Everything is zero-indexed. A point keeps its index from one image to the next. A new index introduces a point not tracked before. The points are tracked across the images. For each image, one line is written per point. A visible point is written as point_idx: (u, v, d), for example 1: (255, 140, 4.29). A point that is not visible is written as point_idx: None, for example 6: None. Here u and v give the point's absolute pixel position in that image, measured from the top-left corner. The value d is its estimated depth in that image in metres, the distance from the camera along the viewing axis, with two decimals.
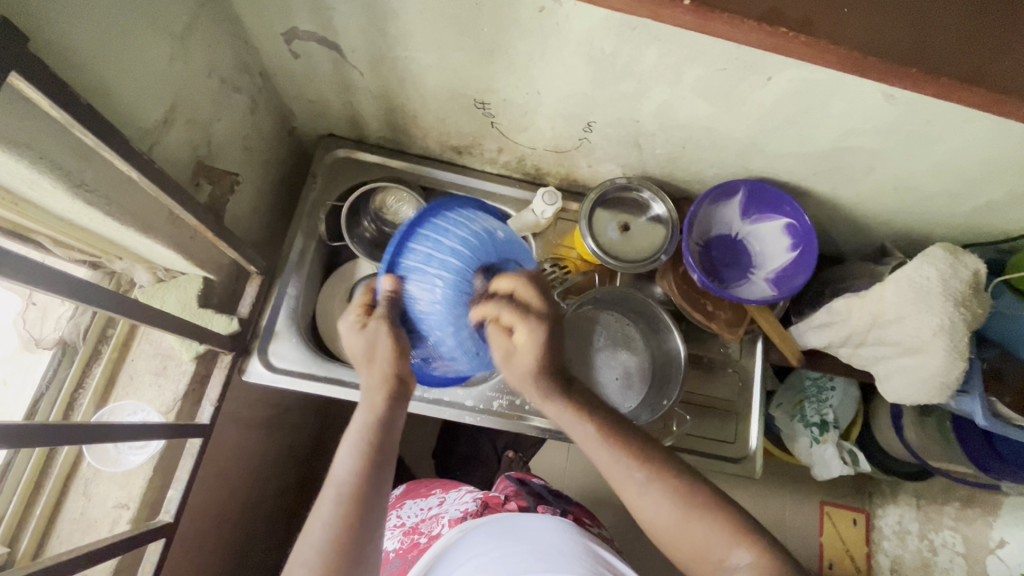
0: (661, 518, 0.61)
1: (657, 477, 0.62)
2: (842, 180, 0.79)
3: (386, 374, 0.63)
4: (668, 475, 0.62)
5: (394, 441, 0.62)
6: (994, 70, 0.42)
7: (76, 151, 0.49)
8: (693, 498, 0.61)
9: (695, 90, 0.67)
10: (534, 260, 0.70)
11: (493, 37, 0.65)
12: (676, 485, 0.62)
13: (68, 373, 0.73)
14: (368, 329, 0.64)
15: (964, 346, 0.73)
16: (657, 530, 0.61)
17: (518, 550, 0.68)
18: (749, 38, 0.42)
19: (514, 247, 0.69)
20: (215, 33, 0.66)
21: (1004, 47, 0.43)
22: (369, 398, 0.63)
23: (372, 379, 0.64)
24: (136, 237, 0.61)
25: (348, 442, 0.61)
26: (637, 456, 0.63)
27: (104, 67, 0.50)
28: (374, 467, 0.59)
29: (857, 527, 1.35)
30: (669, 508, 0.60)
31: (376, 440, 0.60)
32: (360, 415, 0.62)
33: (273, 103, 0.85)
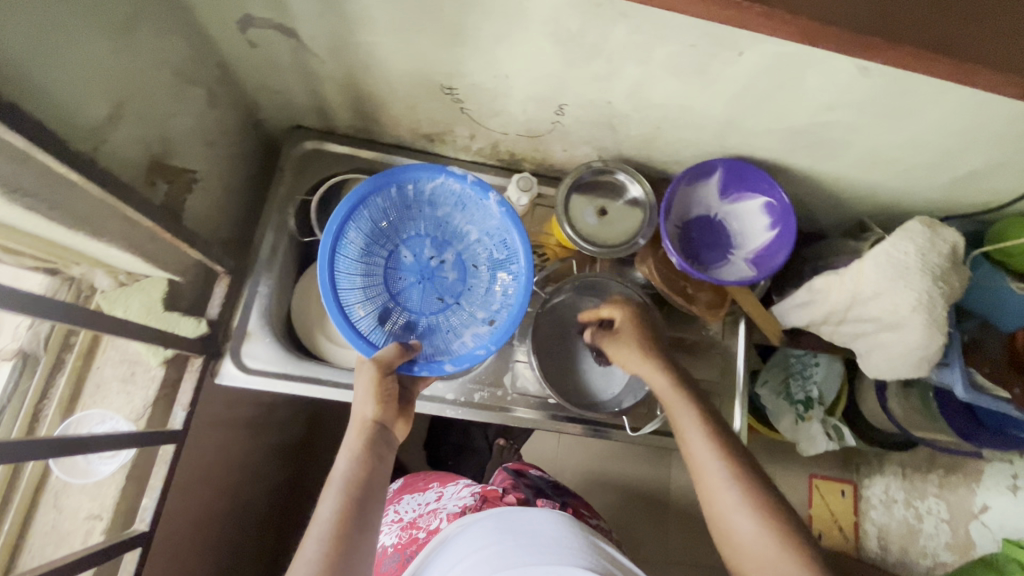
0: (733, 519, 0.64)
1: (742, 480, 0.66)
2: (820, 156, 0.78)
3: (367, 417, 0.68)
4: (745, 481, 0.66)
5: (378, 486, 0.64)
6: (962, 38, 0.41)
7: (9, 153, 0.46)
8: (766, 506, 0.64)
9: (666, 68, 0.65)
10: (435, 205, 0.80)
11: (455, 19, 0.62)
12: (751, 489, 0.65)
13: (31, 384, 0.70)
14: (359, 372, 0.71)
15: (943, 320, 0.73)
16: (722, 530, 0.65)
17: (519, 544, 0.67)
18: (714, 14, 0.40)
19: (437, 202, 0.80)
20: (164, 23, 0.63)
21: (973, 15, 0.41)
22: (349, 442, 0.66)
23: (356, 423, 0.68)
24: (88, 241, 0.59)
25: (333, 480, 0.63)
26: (727, 455, 0.68)
27: (38, 63, 0.47)
28: (355, 503, 0.60)
29: (845, 499, 1.38)
30: (739, 506, 0.64)
31: (357, 477, 0.62)
32: (342, 458, 0.64)
33: (234, 95, 0.82)
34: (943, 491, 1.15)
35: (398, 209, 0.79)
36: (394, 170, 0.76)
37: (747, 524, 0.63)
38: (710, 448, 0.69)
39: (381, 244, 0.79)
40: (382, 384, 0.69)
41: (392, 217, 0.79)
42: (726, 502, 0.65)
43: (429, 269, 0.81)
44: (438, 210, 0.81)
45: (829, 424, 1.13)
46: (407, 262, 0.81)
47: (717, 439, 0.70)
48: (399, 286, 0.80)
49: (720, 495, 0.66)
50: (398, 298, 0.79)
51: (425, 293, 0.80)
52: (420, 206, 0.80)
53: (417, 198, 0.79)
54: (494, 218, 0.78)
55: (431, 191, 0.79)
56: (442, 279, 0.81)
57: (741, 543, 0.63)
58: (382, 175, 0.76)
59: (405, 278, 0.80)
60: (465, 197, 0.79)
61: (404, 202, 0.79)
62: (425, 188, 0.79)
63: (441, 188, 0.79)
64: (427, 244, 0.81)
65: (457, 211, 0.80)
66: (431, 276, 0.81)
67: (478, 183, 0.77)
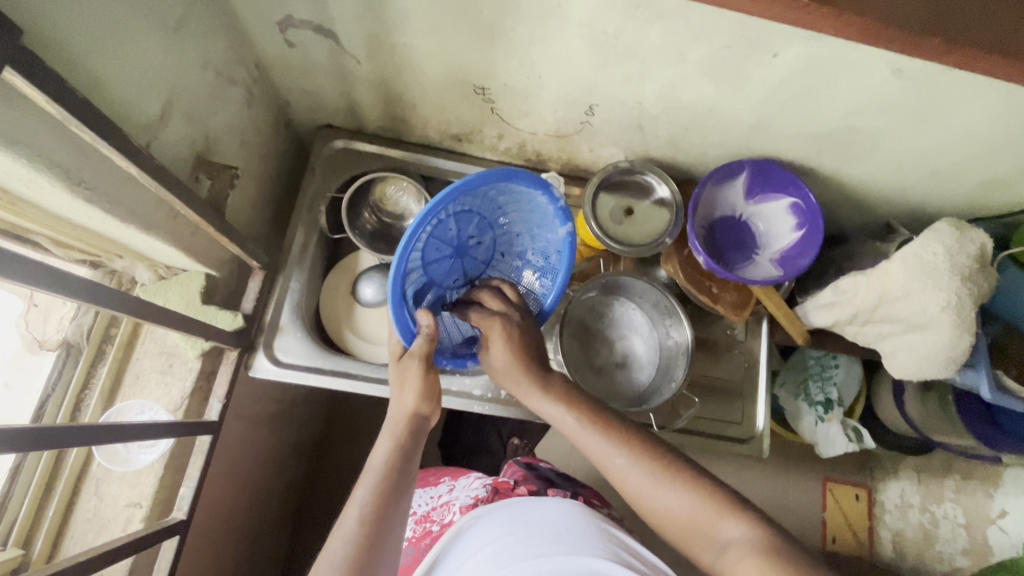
0: (656, 498, 0.62)
1: (640, 458, 0.64)
2: (847, 158, 0.79)
3: (408, 409, 0.68)
4: (648, 457, 0.64)
5: (411, 474, 0.65)
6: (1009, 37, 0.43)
7: (73, 148, 0.48)
8: (675, 473, 0.62)
9: (699, 69, 0.66)
10: (500, 197, 0.71)
11: (492, 21, 0.64)
12: (656, 464, 0.63)
13: (74, 373, 0.73)
14: (403, 361, 0.70)
15: (971, 321, 0.74)
16: (654, 513, 0.62)
17: (532, 534, 0.68)
18: (773, 14, 0.41)
19: (507, 196, 0.71)
20: (209, 23, 0.64)
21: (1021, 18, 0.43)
22: (392, 429, 0.67)
23: (398, 413, 0.69)
24: (137, 235, 0.60)
25: (372, 463, 0.64)
26: (617, 439, 0.65)
27: (101, 61, 0.49)
28: (392, 488, 0.62)
29: (859, 504, 1.37)
30: (656, 483, 0.62)
31: (395, 463, 0.64)
32: (382, 443, 0.66)
33: (269, 94, 0.83)
34: (962, 496, 1.15)
35: (477, 193, 0.67)
36: (510, 172, 0.65)
37: (676, 500, 0.61)
38: (579, 426, 0.67)
39: (440, 218, 0.66)
40: (427, 377, 0.69)
41: (464, 195, 0.67)
42: (639, 484, 0.63)
43: (463, 243, 0.74)
44: (506, 199, 0.72)
45: (848, 426, 1.12)
46: (447, 236, 0.71)
47: (600, 424, 0.67)
48: (432, 255, 0.71)
49: (629, 478, 0.63)
50: (426, 270, 0.72)
51: (452, 268, 0.75)
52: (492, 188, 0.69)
53: (501, 188, 0.69)
54: (556, 238, 0.77)
55: (514, 188, 0.70)
56: (470, 257, 0.76)
57: (674, 519, 0.61)
58: (496, 175, 0.65)
59: (440, 249, 0.71)
60: (534, 202, 0.74)
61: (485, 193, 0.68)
62: (515, 186, 0.69)
63: (526, 194, 0.72)
64: (473, 222, 0.72)
65: (524, 210, 0.75)
66: (462, 250, 0.75)
67: (565, 212, 0.73)
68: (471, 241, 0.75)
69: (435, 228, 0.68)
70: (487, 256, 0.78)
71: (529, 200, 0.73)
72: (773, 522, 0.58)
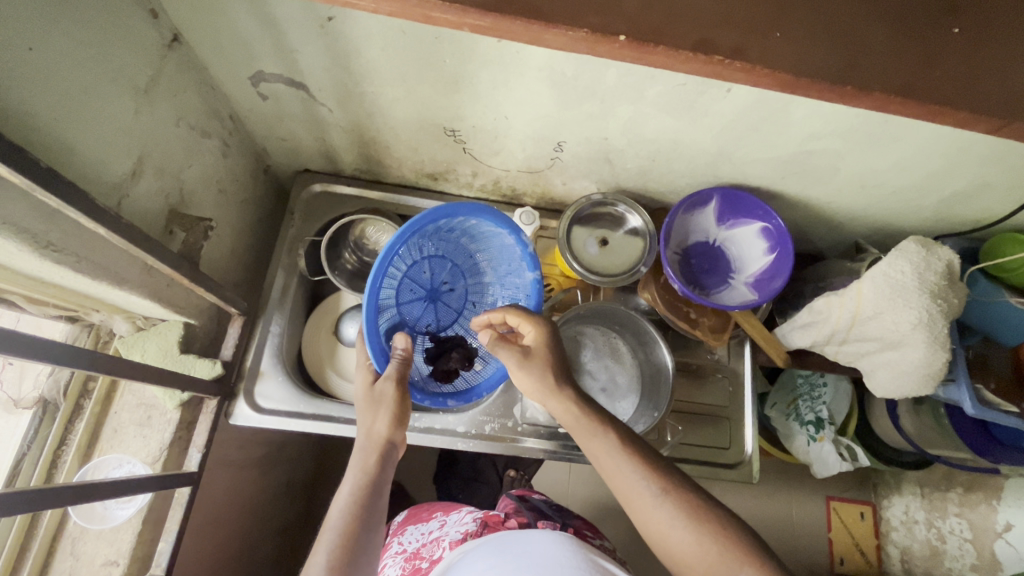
0: (677, 538, 0.56)
1: (671, 491, 0.59)
2: (812, 182, 0.81)
3: (379, 435, 0.67)
4: (678, 492, 0.58)
5: (382, 498, 0.63)
6: (986, 84, 0.36)
7: (41, 214, 0.49)
8: (701, 517, 0.57)
9: (657, 105, 0.68)
10: (470, 245, 0.80)
11: (455, 68, 0.66)
12: (686, 502, 0.58)
13: (51, 431, 0.73)
14: (378, 389, 0.71)
15: (945, 337, 0.74)
16: (669, 552, 0.57)
17: (518, 565, 0.67)
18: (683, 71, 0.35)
19: (477, 241, 0.80)
20: (181, 82, 0.66)
21: (978, 44, 0.36)
22: (361, 459, 0.65)
23: (368, 441, 0.67)
24: (110, 290, 0.61)
25: (339, 501, 0.61)
26: (650, 470, 0.60)
27: (68, 129, 0.51)
28: (361, 529, 0.58)
29: (864, 522, 1.34)
30: (681, 522, 0.56)
31: (365, 497, 0.61)
32: (350, 476, 0.63)
33: (245, 144, 0.85)
34: (965, 510, 1.11)
35: (447, 233, 0.76)
36: (482, 212, 0.73)
37: (698, 544, 0.55)
38: (618, 456, 0.61)
39: (415, 254, 0.74)
40: (396, 402, 0.70)
41: (436, 233, 0.75)
42: (662, 522, 0.57)
43: (436, 288, 0.81)
44: (475, 244, 0.80)
45: (841, 444, 1.11)
46: (422, 277, 0.78)
47: (634, 454, 0.61)
48: (406, 296, 0.78)
49: (653, 515, 0.58)
50: (399, 307, 0.77)
51: (425, 312, 0.81)
52: (464, 233, 0.78)
53: (471, 228, 0.77)
54: (524, 281, 0.80)
55: (482, 231, 0.77)
56: (443, 304, 0.82)
57: (691, 563, 0.56)
58: (468, 210, 0.72)
59: (415, 290, 0.78)
60: (500, 245, 0.80)
61: (456, 233, 0.77)
62: (483, 228, 0.77)
63: (493, 236, 0.79)
64: (446, 268, 0.80)
65: (494, 257, 0.81)
66: (435, 294, 0.81)
67: (531, 257, 0.77)
68: (444, 286, 0.81)
69: (411, 266, 0.75)
70: (460, 303, 0.83)
71: (495, 244, 0.79)
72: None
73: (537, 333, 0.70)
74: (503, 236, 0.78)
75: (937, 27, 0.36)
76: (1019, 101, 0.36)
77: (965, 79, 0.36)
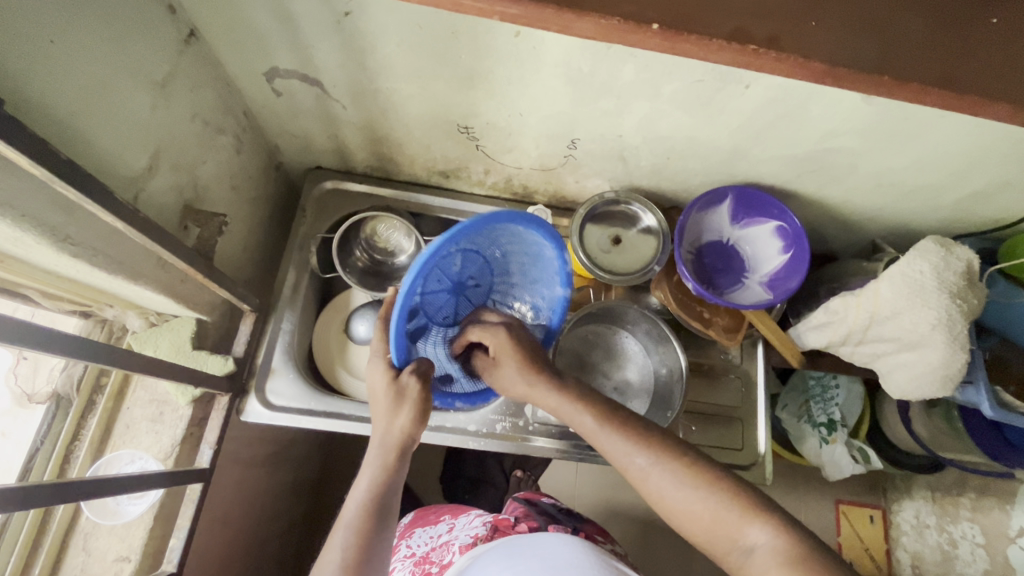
0: (680, 501, 0.56)
1: (664, 458, 0.58)
2: (829, 181, 0.80)
3: (399, 436, 0.65)
4: (672, 455, 0.58)
5: (397, 495, 0.63)
6: (1022, 76, 0.35)
7: (59, 206, 0.49)
8: (697, 476, 0.56)
9: (673, 101, 0.67)
10: (510, 245, 0.69)
11: (471, 64, 0.66)
12: (680, 464, 0.58)
13: (63, 427, 0.73)
14: (397, 387, 0.66)
15: (964, 337, 0.73)
16: (676, 516, 0.57)
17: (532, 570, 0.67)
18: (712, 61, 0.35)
19: (520, 243, 0.69)
20: (196, 76, 0.66)
21: (1013, 35, 0.35)
22: (380, 457, 0.64)
23: (387, 439, 0.65)
24: (125, 285, 0.61)
25: (353, 498, 0.62)
26: (638, 439, 0.60)
27: (85, 122, 0.51)
28: (375, 532, 0.59)
29: (875, 525, 1.33)
30: (679, 482, 0.57)
31: (379, 498, 0.62)
32: (366, 475, 0.63)
33: (258, 140, 0.85)
34: (978, 515, 1.10)
35: (493, 231, 0.65)
36: (534, 224, 0.66)
37: (699, 504, 0.55)
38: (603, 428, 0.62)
39: (457, 248, 0.63)
40: (422, 402, 0.65)
41: (483, 232, 0.64)
42: (664, 485, 0.57)
43: (461, 281, 0.70)
44: (515, 247, 0.71)
45: (854, 447, 1.10)
46: (452, 268, 0.66)
47: (619, 425, 0.62)
48: (431, 285, 0.65)
49: (652, 481, 0.58)
50: (423, 302, 0.66)
51: (445, 306, 0.70)
52: (507, 236, 0.68)
53: (517, 235, 0.68)
54: (551, 296, 0.76)
55: (525, 240, 0.69)
56: (465, 299, 0.72)
57: (696, 522, 0.55)
58: (525, 221, 0.65)
59: (442, 284, 0.67)
60: (539, 255, 0.72)
61: (503, 233, 0.67)
62: (529, 236, 0.69)
63: (535, 245, 0.71)
64: (477, 264, 0.69)
65: (527, 264, 0.73)
66: (460, 288, 0.70)
67: (568, 276, 0.74)
68: (470, 282, 0.70)
69: (447, 258, 0.64)
70: (481, 300, 0.74)
71: (536, 254, 0.72)
72: (803, 527, 0.52)
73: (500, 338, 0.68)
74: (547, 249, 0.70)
75: (972, 17, 0.35)
76: None
77: (1000, 70, 0.35)
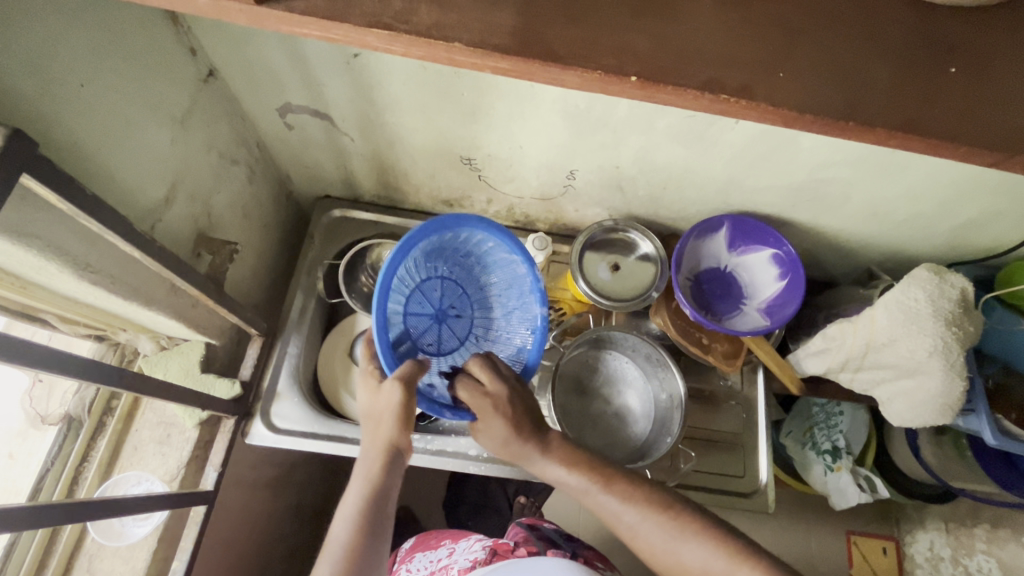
0: (681, 553, 0.57)
1: (650, 512, 0.60)
2: (823, 210, 0.82)
3: (387, 442, 0.64)
4: (663, 509, 0.60)
5: (389, 504, 0.62)
6: (986, 118, 0.37)
7: (81, 237, 0.52)
8: (691, 525, 0.58)
9: (668, 135, 0.70)
10: (480, 272, 0.80)
11: (473, 101, 0.69)
12: (666, 517, 0.59)
13: (73, 447, 0.75)
14: (382, 395, 0.65)
15: (961, 365, 0.74)
16: (672, 570, 0.58)
17: None
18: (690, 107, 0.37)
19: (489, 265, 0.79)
20: (213, 113, 0.70)
21: (976, 80, 0.38)
22: (367, 467, 0.63)
23: (376, 447, 0.64)
24: (139, 310, 0.64)
25: (343, 513, 0.61)
26: (625, 497, 0.61)
27: (109, 158, 0.54)
28: (363, 542, 0.58)
29: (887, 557, 1.29)
30: (670, 537, 0.58)
31: (368, 510, 0.60)
32: (355, 484, 0.62)
33: (270, 171, 0.89)
34: (993, 547, 1.08)
35: (463, 252, 0.77)
36: (496, 229, 0.74)
37: (701, 557, 0.56)
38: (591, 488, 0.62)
39: (429, 266, 0.75)
40: (407, 407, 0.64)
41: (452, 253, 0.77)
42: (656, 541, 0.58)
43: (443, 311, 0.78)
44: (490, 275, 0.80)
45: (860, 475, 1.09)
46: (431, 289, 0.76)
47: (607, 482, 0.62)
48: (414, 305, 0.75)
49: (642, 537, 0.59)
50: (406, 317, 0.73)
51: (429, 331, 0.76)
52: (475, 260, 0.79)
53: (486, 254, 0.78)
54: (531, 316, 0.78)
55: (494, 260, 0.79)
56: (449, 329, 0.78)
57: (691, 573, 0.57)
58: (488, 228, 0.74)
59: (422, 307, 0.76)
60: (510, 278, 0.79)
61: (471, 254, 0.78)
62: (495, 255, 0.78)
63: (505, 265, 0.79)
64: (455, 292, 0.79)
65: (504, 288, 0.80)
66: (442, 317, 0.78)
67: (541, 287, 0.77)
68: (452, 310, 0.78)
69: (424, 280, 0.75)
70: (465, 331, 0.79)
71: (508, 277, 0.79)
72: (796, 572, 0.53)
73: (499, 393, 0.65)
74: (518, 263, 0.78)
75: (933, 66, 0.38)
76: (1021, 134, 0.37)
77: (967, 114, 0.37)
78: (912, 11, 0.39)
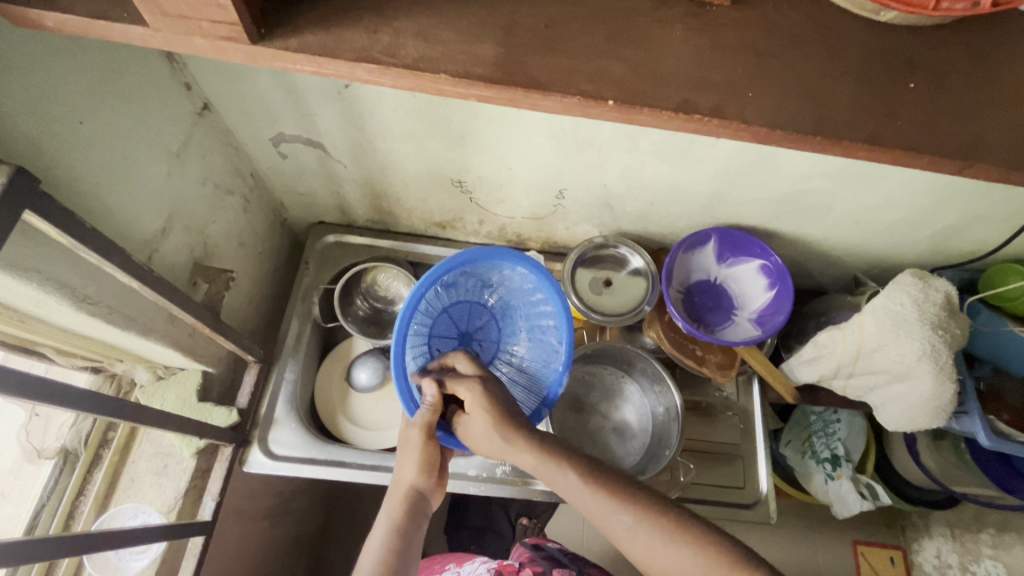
0: (669, 561, 0.53)
1: (645, 517, 0.56)
2: (806, 221, 0.84)
3: (409, 484, 0.65)
4: (658, 513, 0.56)
5: (414, 545, 0.62)
6: (946, 132, 0.39)
7: (78, 269, 0.53)
8: (685, 533, 0.54)
9: (652, 153, 0.72)
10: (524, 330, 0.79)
11: (462, 126, 0.71)
12: (661, 521, 0.55)
13: (70, 481, 0.74)
14: (403, 436, 0.67)
15: (950, 368, 0.75)
16: None
17: None
18: (667, 126, 0.39)
19: (535, 326, 0.78)
20: (209, 145, 0.72)
21: (932, 99, 0.40)
22: (390, 508, 0.64)
23: (398, 489, 0.66)
24: (136, 340, 0.64)
25: (369, 552, 0.60)
26: (621, 496, 0.57)
27: (107, 193, 0.55)
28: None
29: (896, 567, 1.27)
30: (665, 541, 0.54)
31: (395, 549, 0.60)
32: (379, 524, 0.63)
33: (265, 199, 0.91)
34: (999, 552, 1.07)
35: (512, 302, 0.78)
36: (563, 310, 0.74)
37: (689, 564, 0.53)
38: (582, 491, 0.58)
39: (490, 291, 0.77)
40: (431, 451, 0.66)
41: (506, 300, 0.78)
42: (649, 547, 0.54)
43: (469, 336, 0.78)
44: (528, 344, 0.78)
45: (860, 482, 1.08)
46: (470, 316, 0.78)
47: (600, 485, 0.58)
48: (451, 317, 0.76)
49: (637, 543, 0.55)
50: (438, 317, 0.74)
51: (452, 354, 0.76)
52: (523, 313, 0.79)
53: (538, 323, 0.78)
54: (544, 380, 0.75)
55: (540, 321, 0.77)
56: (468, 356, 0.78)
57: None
58: (557, 307, 0.74)
59: (456, 321, 0.77)
60: (550, 345, 0.77)
61: (520, 311, 0.79)
62: (542, 323, 0.77)
63: (547, 331, 0.77)
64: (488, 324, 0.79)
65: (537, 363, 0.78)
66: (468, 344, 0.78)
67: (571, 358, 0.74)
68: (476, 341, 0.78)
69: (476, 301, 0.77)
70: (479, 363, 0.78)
71: (548, 344, 0.77)
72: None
73: (475, 391, 0.63)
74: (562, 352, 0.75)
75: (892, 85, 0.40)
76: (979, 144, 0.39)
77: (926, 127, 0.39)
78: (870, 34, 0.42)
